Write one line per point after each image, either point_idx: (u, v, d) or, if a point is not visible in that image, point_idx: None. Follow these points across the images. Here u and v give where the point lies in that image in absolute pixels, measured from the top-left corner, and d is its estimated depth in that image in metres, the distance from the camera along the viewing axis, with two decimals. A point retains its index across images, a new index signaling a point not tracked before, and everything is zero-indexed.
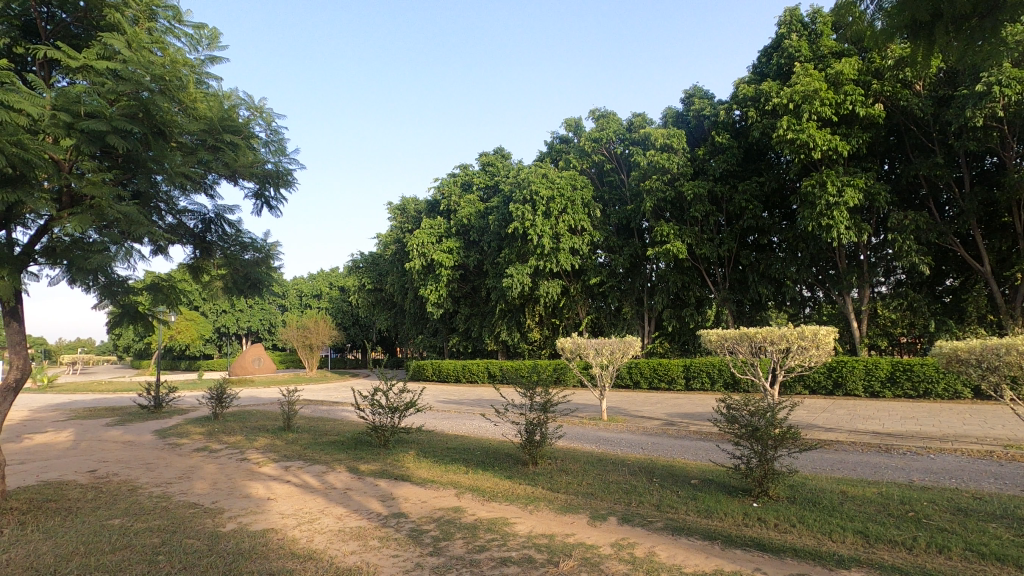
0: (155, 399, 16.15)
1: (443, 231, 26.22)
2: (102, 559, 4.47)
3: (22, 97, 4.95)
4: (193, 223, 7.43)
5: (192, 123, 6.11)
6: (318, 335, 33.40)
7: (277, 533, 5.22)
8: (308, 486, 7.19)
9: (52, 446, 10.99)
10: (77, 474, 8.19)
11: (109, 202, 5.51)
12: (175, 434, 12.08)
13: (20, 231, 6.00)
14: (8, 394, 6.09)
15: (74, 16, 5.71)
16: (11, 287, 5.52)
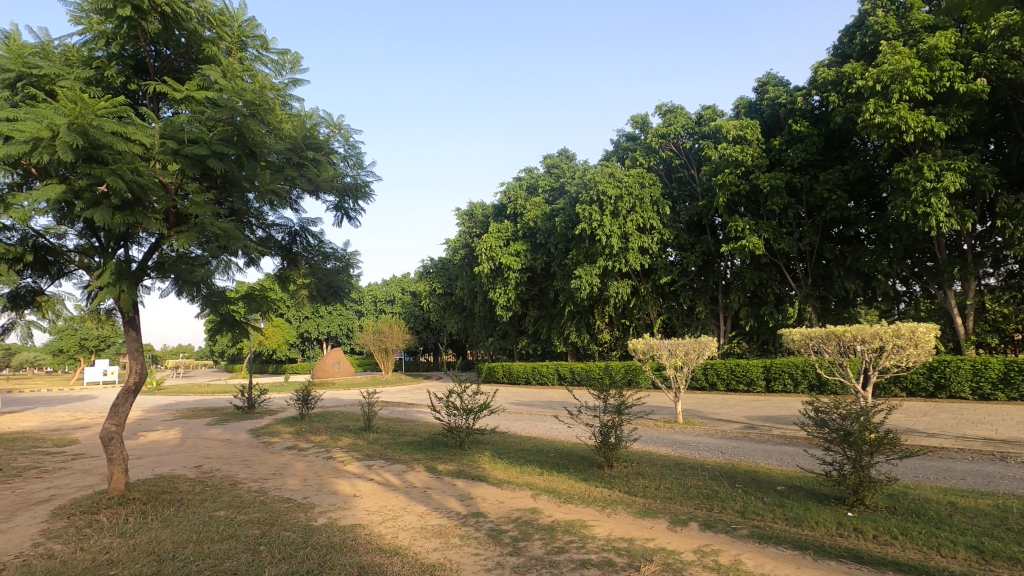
0: (248, 401, 17.38)
1: (509, 235, 26.50)
2: (211, 547, 4.88)
3: (136, 128, 5.50)
4: (281, 236, 7.90)
5: (279, 143, 6.55)
6: (392, 339, 34.63)
7: (364, 528, 5.48)
8: (390, 485, 7.49)
9: (163, 442, 12.10)
10: (186, 469, 8.98)
11: (210, 220, 6.00)
12: (267, 433, 12.95)
13: (134, 248, 6.63)
14: (129, 395, 6.74)
15: (177, 52, 6.24)
16: (129, 300, 6.12)
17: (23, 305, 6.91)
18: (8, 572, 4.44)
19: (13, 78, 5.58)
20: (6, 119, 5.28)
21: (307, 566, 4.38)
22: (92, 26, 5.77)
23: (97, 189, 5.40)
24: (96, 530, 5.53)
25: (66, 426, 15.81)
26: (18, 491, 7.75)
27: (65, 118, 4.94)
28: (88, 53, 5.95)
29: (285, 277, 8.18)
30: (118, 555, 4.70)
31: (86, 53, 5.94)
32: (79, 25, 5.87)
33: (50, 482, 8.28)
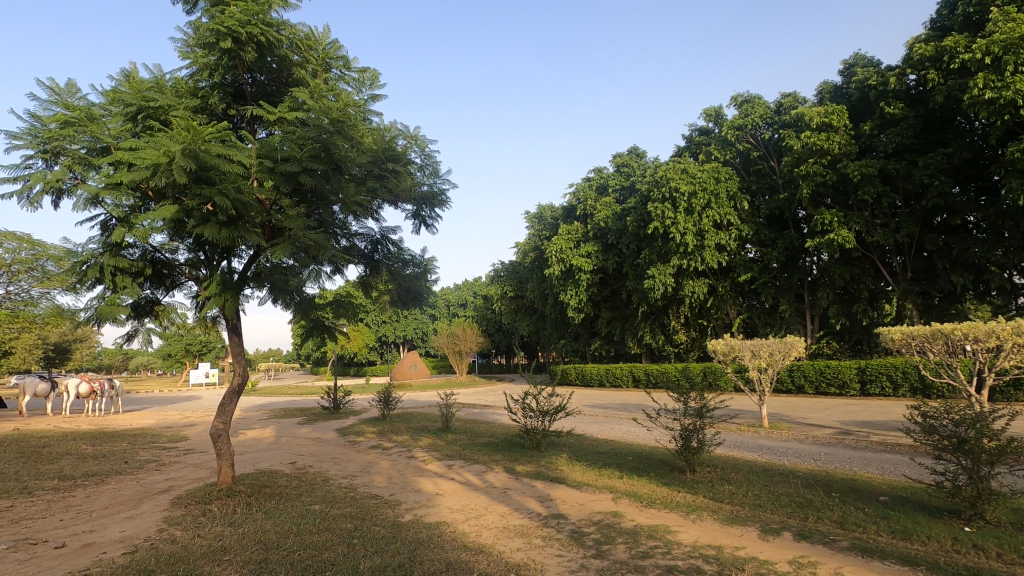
0: (334, 402, 18.32)
1: (580, 236, 26.34)
2: (311, 538, 5.20)
3: (237, 150, 5.99)
4: (364, 244, 8.26)
5: (362, 156, 6.90)
6: (466, 342, 35.30)
7: (449, 526, 5.65)
8: (471, 484, 7.68)
9: (261, 440, 13.01)
10: (282, 465, 9.61)
11: (302, 232, 6.43)
12: (353, 433, 13.61)
13: (235, 260, 7.20)
14: (234, 396, 7.33)
15: (270, 77, 6.74)
16: (233, 308, 6.65)
17: (143, 314, 7.67)
18: (141, 553, 4.96)
19: (134, 110, 6.22)
20: (130, 148, 5.89)
21: (398, 560, 4.56)
22: (197, 59, 6.32)
23: (205, 207, 5.92)
24: (209, 519, 6.05)
25: (177, 424, 17.37)
26: (142, 481, 8.60)
27: (180, 144, 5.45)
28: (194, 84, 6.53)
29: (368, 284, 8.56)
30: (230, 543, 5.12)
31: (191, 83, 6.52)
32: (186, 58, 6.45)
33: (168, 474, 9.12)
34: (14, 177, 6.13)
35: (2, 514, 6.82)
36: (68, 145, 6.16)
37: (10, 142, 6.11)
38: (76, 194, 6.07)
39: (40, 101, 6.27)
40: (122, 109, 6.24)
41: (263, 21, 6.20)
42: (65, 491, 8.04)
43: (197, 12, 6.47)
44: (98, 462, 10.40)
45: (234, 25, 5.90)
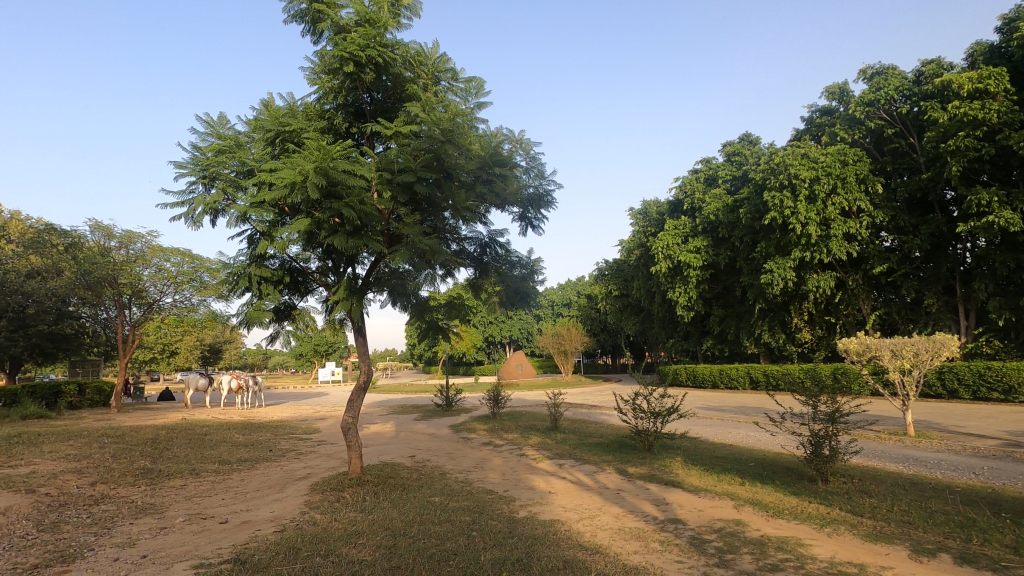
0: (447, 399, 19.15)
1: (688, 231, 25.26)
2: (434, 528, 5.49)
3: (361, 165, 6.50)
4: (473, 248, 8.56)
5: (471, 163, 7.15)
6: (571, 342, 35.16)
7: (563, 524, 5.69)
8: (582, 484, 7.67)
9: (383, 434, 13.92)
10: (403, 458, 10.23)
11: (418, 238, 6.81)
12: (466, 429, 14.13)
13: (359, 267, 7.77)
14: (361, 392, 7.92)
15: (386, 94, 7.19)
16: (358, 312, 7.19)
17: (283, 318, 8.52)
18: (288, 532, 5.54)
19: (273, 135, 6.94)
20: (271, 169, 6.58)
21: (516, 554, 4.68)
22: (323, 84, 6.91)
23: (333, 219, 6.47)
24: (343, 505, 6.59)
25: (311, 417, 19.13)
26: (285, 468, 9.58)
27: (313, 164, 5.99)
28: (321, 107, 7.14)
29: (478, 286, 8.84)
30: (362, 528, 5.55)
31: (319, 107, 7.14)
32: (313, 84, 7.07)
33: (306, 463, 10.07)
34: (182, 200, 7.09)
35: (177, 491, 7.93)
36: (221, 170, 7.02)
37: (178, 171, 7.07)
38: (229, 213, 6.91)
39: (200, 134, 7.20)
40: (264, 135, 6.99)
41: (379, 43, 6.67)
42: (224, 474, 9.18)
43: (322, 41, 7.07)
44: (248, 449, 11.75)
45: (356, 50, 6.41)
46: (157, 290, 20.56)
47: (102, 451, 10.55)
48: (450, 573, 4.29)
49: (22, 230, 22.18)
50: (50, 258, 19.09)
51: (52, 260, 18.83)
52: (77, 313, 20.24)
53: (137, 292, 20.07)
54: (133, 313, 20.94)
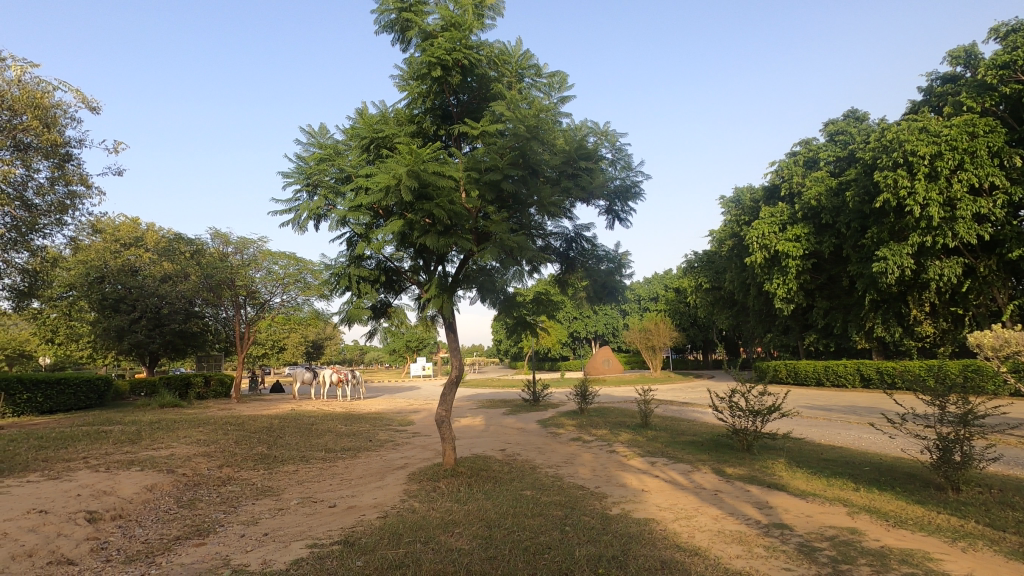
0: (534, 394, 19.29)
1: (787, 218, 23.64)
2: (527, 521, 5.55)
3: (451, 166, 6.71)
4: (559, 243, 8.52)
5: (556, 158, 7.14)
6: (659, 337, 34.11)
7: (659, 523, 5.54)
8: (677, 483, 7.43)
9: (473, 428, 14.28)
10: (493, 451, 10.43)
11: (505, 236, 6.92)
12: (554, 424, 14.16)
13: (448, 266, 8.01)
14: (453, 386, 8.17)
15: (471, 95, 7.34)
16: (449, 309, 7.41)
17: (379, 316, 8.95)
18: (390, 518, 5.82)
19: (368, 142, 7.31)
20: (367, 174, 6.92)
21: (611, 551, 4.62)
22: (412, 90, 7.18)
23: (424, 219, 6.71)
24: (439, 495, 6.84)
25: (405, 410, 20.02)
26: (384, 458, 10.11)
27: (405, 167, 6.23)
28: (410, 112, 7.41)
29: (563, 281, 8.80)
30: (458, 518, 5.73)
31: (408, 112, 7.43)
32: (403, 90, 7.37)
33: (402, 453, 10.56)
34: (289, 208, 7.66)
35: (291, 476, 8.61)
36: (322, 177, 7.50)
37: (285, 181, 7.63)
38: (330, 217, 7.35)
39: (303, 145, 7.73)
40: (359, 142, 7.37)
41: (464, 45, 6.84)
42: (330, 461, 9.85)
43: (411, 48, 7.34)
44: (350, 439, 12.50)
45: (442, 54, 6.62)
46: (268, 291, 22.41)
47: (226, 437, 11.67)
48: (546, 566, 4.32)
49: (156, 240, 25.03)
50: (179, 264, 21.40)
51: (181, 266, 21.08)
52: (202, 313, 22.54)
53: (250, 293, 21.98)
54: (247, 313, 22.94)
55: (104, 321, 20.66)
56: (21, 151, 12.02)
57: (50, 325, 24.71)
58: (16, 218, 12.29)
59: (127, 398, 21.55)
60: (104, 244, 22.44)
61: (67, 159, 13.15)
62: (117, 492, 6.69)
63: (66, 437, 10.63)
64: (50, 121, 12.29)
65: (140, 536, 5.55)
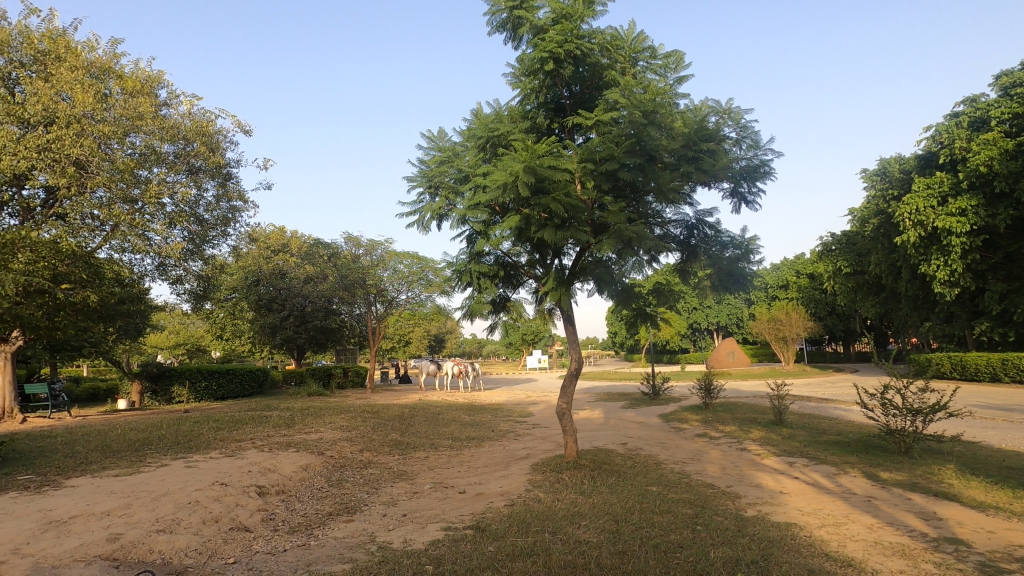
0: (654, 388, 18.75)
1: (948, 189, 20.59)
2: (656, 518, 5.41)
3: (566, 160, 6.73)
4: (678, 231, 8.17)
5: (675, 141, 6.85)
6: (791, 328, 31.37)
7: (802, 529, 5.13)
8: (821, 486, 6.82)
9: (593, 421, 14.21)
10: (614, 445, 10.29)
11: (623, 225, 6.75)
12: (677, 420, 13.63)
13: (565, 259, 8.02)
14: (572, 378, 8.17)
15: (583, 86, 7.26)
16: (568, 301, 7.37)
17: (499, 310, 9.17)
18: (517, 507, 5.98)
19: (483, 142, 7.52)
20: (485, 173, 7.14)
21: (751, 555, 4.36)
22: (525, 86, 7.27)
23: (542, 214, 6.77)
24: (564, 486, 6.89)
25: (524, 402, 20.42)
26: (506, 447, 10.41)
27: (521, 163, 6.32)
28: (523, 108, 7.50)
29: (685, 270, 8.35)
30: (583, 510, 5.73)
31: (521, 108, 7.52)
32: (515, 88, 7.49)
33: (524, 444, 10.79)
34: (414, 210, 8.14)
35: (422, 462, 9.17)
36: (442, 179, 7.87)
37: (410, 185, 8.10)
38: (451, 217, 7.67)
39: (425, 150, 8.16)
40: (476, 142, 7.60)
41: (576, 36, 6.79)
42: (457, 449, 10.35)
43: (522, 45, 7.42)
44: (474, 429, 13.02)
45: (554, 47, 6.64)
46: (394, 289, 23.97)
47: (364, 424, 12.73)
48: (679, 565, 4.18)
49: (299, 246, 27.89)
50: (319, 266, 23.64)
51: (321, 267, 23.27)
52: (339, 310, 24.69)
53: (379, 291, 23.67)
54: (378, 309, 24.76)
55: (261, 319, 23.46)
56: (194, 174, 14.01)
57: (220, 323, 28.59)
58: (192, 232, 14.34)
59: (281, 387, 24.33)
60: (259, 252, 25.50)
61: (228, 178, 15.08)
62: (279, 469, 7.58)
63: (237, 420, 12.25)
64: (214, 144, 14.19)
65: (301, 510, 6.24)
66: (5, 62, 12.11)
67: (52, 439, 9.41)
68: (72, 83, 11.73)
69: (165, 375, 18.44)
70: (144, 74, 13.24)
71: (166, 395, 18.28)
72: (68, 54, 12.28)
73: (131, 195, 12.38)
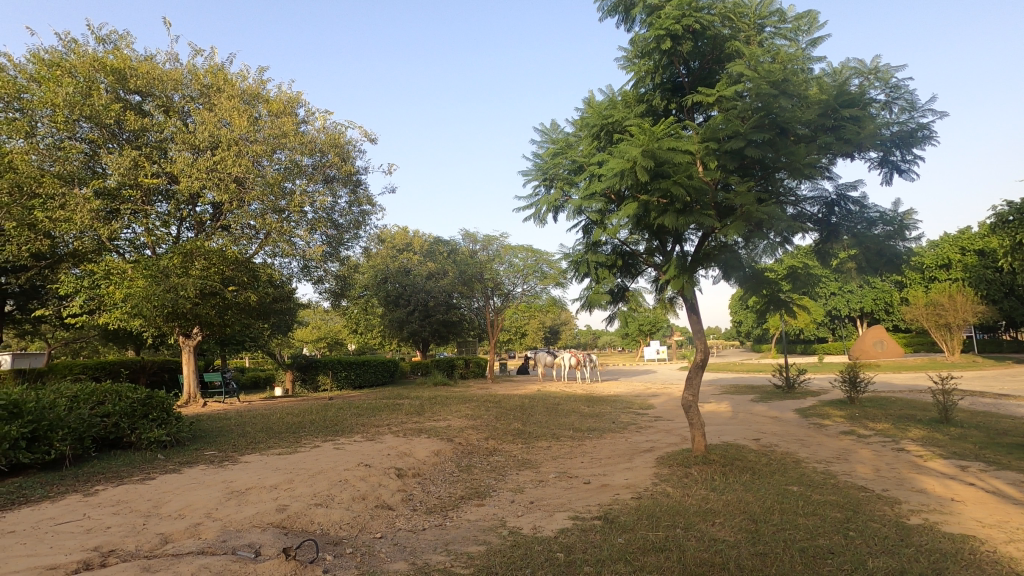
0: (788, 380, 17.40)
1: None
2: (800, 520, 5.01)
3: (686, 140, 6.43)
4: (816, 209, 7.44)
5: (811, 110, 6.25)
6: (955, 313, 27.37)
7: (982, 543, 4.46)
8: (1004, 495, 5.89)
9: (720, 414, 13.51)
10: (746, 440, 9.70)
11: (752, 206, 6.32)
12: (817, 415, 12.51)
13: (686, 245, 7.68)
14: (698, 370, 7.82)
15: (703, 60, 6.88)
16: (691, 290, 7.00)
17: (618, 299, 9.00)
18: (645, 500, 5.85)
19: (597, 130, 7.37)
20: (600, 162, 7.03)
21: (917, 569, 3.89)
22: (639, 69, 7.06)
23: (661, 200, 6.51)
24: (693, 482, 6.63)
25: (644, 393, 19.97)
26: (629, 440, 10.24)
27: (639, 148, 6.13)
28: (638, 91, 7.29)
29: (823, 252, 7.53)
30: (716, 507, 5.47)
31: (636, 92, 7.31)
32: (629, 71, 7.30)
33: (647, 436, 10.53)
34: (530, 203, 8.24)
35: (545, 451, 9.32)
36: (557, 171, 7.87)
37: (525, 179, 8.21)
38: (567, 208, 7.64)
39: (539, 144, 8.20)
40: (589, 131, 7.46)
41: (693, 8, 6.43)
42: (579, 440, 10.37)
43: (635, 26, 7.18)
44: (594, 420, 12.96)
45: (671, 24, 6.35)
46: (510, 283, 24.62)
47: (488, 413, 13.23)
48: (831, 573, 3.84)
49: (421, 245, 29.57)
50: (439, 263, 24.90)
51: (441, 264, 24.50)
52: (459, 305, 25.86)
53: (496, 285, 24.44)
54: (495, 302, 25.51)
55: (390, 314, 25.29)
56: (330, 183, 15.43)
57: (356, 318, 31.26)
58: (330, 236, 15.81)
59: (410, 377, 26.07)
60: (386, 252, 27.44)
61: (358, 185, 16.39)
62: (414, 454, 8.13)
63: (374, 407, 13.34)
64: (346, 155, 15.51)
65: (436, 492, 6.64)
66: (179, 98, 14.12)
67: (227, 421, 10.90)
68: (230, 111, 13.39)
69: (312, 365, 20.63)
70: (286, 96, 14.77)
71: (313, 383, 20.45)
72: (226, 86, 14.03)
73: (279, 206, 13.89)
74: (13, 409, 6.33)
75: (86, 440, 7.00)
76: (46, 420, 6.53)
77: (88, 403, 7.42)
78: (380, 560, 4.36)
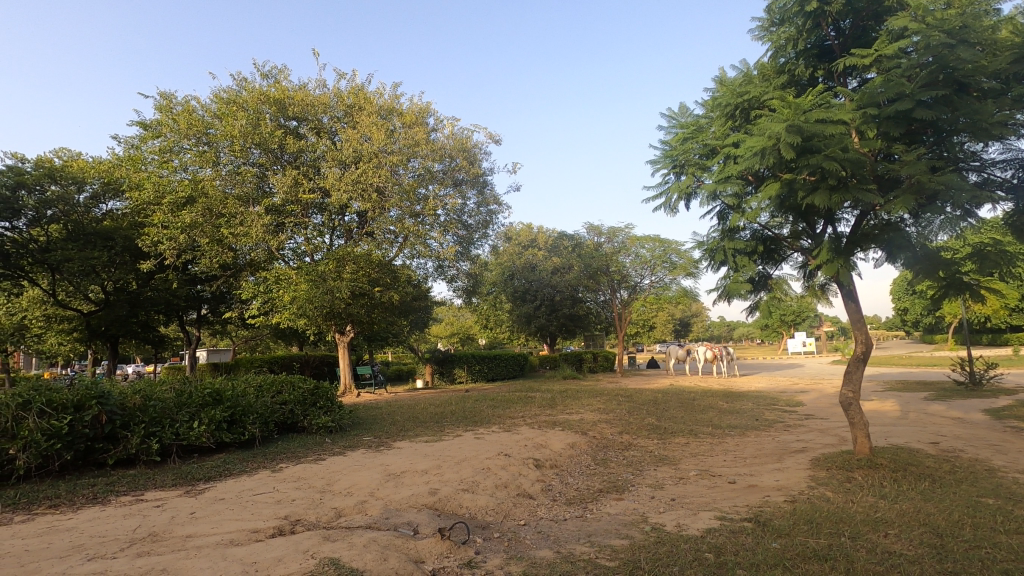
0: (972, 376, 14.96)
1: None
2: (1001, 538, 4.30)
3: (838, 109, 5.82)
4: (1010, 173, 6.32)
5: (999, 58, 5.36)
6: None
7: None
8: None
9: (887, 414, 12.00)
10: (921, 444, 8.52)
11: (923, 176, 5.53)
12: (1014, 416, 10.62)
13: (840, 226, 6.96)
14: (859, 364, 7.05)
15: (856, 18, 6.17)
16: (848, 275, 6.28)
17: (760, 288, 8.37)
18: (800, 504, 5.41)
19: (731, 109, 6.93)
20: (735, 141, 6.61)
21: None
22: (778, 37, 6.52)
23: (810, 177, 5.94)
24: (857, 487, 5.99)
25: (791, 389, 18.38)
26: (777, 439, 9.51)
27: (782, 123, 5.66)
28: (777, 62, 6.74)
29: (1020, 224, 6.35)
30: (888, 517, 4.89)
31: (774, 63, 6.77)
32: (766, 42, 6.77)
33: (798, 436, 9.69)
34: (660, 192, 7.97)
35: (683, 447, 8.99)
36: (687, 156, 7.49)
37: (653, 168, 7.94)
38: (700, 194, 7.25)
39: (667, 130, 7.90)
40: (722, 112, 7.04)
41: None
42: (720, 437, 9.84)
43: None
44: (735, 416, 12.23)
45: None
46: (638, 274, 24.01)
47: (620, 407, 13.05)
48: None
49: (546, 241, 29.91)
50: (564, 257, 25.02)
51: (566, 259, 24.61)
52: (585, 298, 25.80)
53: (623, 277, 23.98)
54: (623, 295, 25.01)
55: (518, 308, 25.96)
56: (460, 185, 16.22)
57: (486, 314, 32.55)
58: (461, 236, 16.63)
59: (539, 371, 26.57)
60: (512, 249, 28.17)
61: (485, 185, 17.02)
62: (550, 446, 8.29)
63: (508, 400, 13.81)
64: (473, 157, 16.16)
65: (574, 484, 6.72)
66: (327, 119, 15.74)
67: (379, 410, 11.94)
68: (370, 126, 14.59)
69: (448, 359, 21.89)
70: (417, 108, 15.73)
71: (450, 376, 21.71)
72: (366, 103, 15.33)
73: (415, 210, 14.93)
74: (216, 396, 7.53)
75: (270, 423, 8.12)
76: (240, 405, 7.69)
77: (270, 391, 8.59)
78: (526, 546, 4.52)
